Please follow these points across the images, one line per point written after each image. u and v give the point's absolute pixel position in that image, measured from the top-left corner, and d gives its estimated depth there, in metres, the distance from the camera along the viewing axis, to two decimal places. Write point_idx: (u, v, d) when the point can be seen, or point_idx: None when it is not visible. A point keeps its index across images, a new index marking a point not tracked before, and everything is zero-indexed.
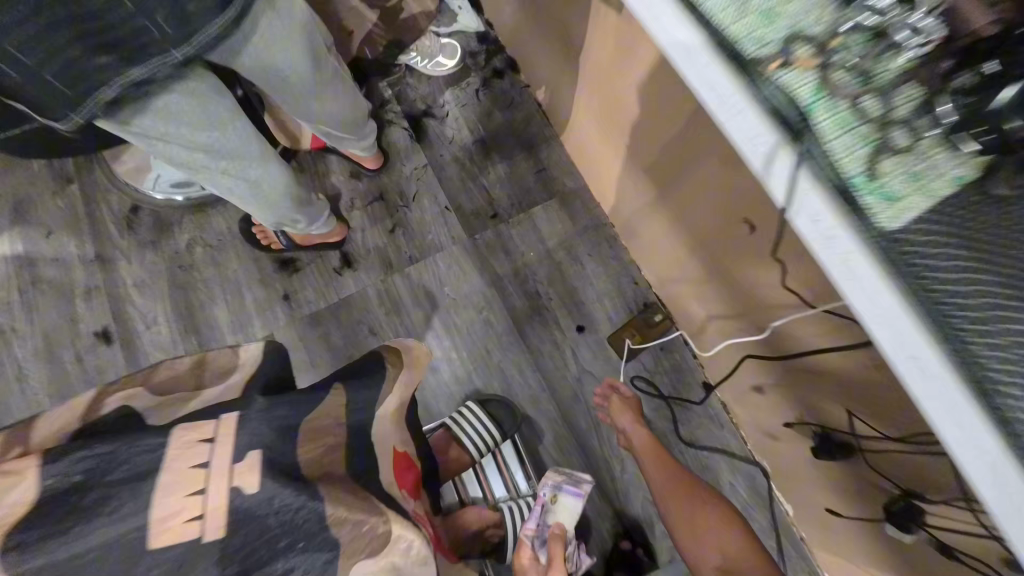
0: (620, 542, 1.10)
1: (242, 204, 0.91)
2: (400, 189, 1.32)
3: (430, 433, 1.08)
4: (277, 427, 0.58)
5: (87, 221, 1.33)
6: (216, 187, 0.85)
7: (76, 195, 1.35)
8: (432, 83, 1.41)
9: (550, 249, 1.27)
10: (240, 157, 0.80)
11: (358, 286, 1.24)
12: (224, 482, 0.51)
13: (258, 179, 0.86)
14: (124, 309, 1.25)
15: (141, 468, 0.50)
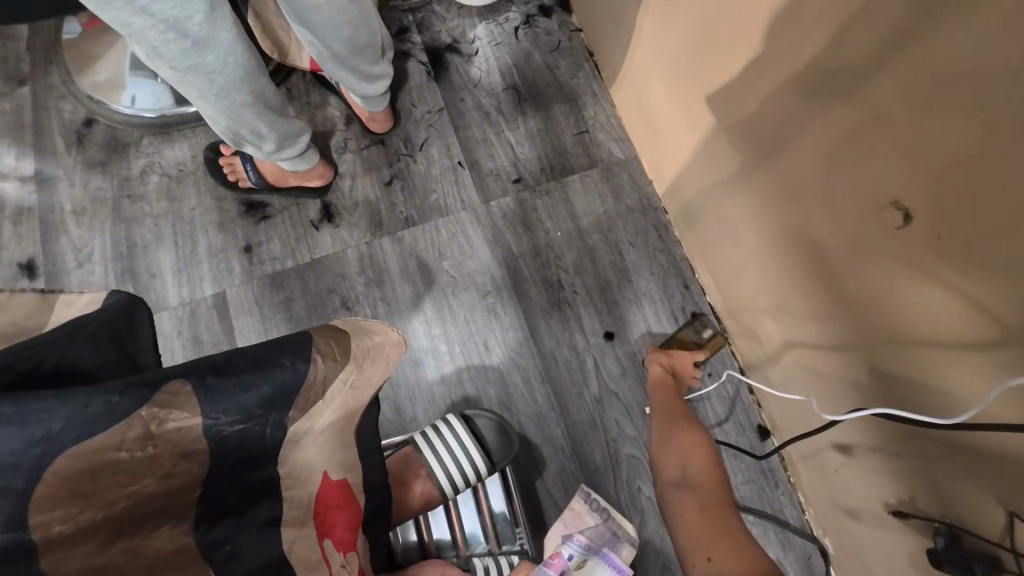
0: None
1: (177, 81, 0.66)
2: (406, 134, 1.06)
3: (389, 453, 0.82)
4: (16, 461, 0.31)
5: (31, 130, 1.11)
6: (134, 39, 0.59)
7: (25, 99, 1.13)
8: (462, 13, 1.15)
9: (583, 230, 1.00)
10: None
11: (337, 245, 0.99)
12: None
13: (203, 39, 0.61)
14: (55, 239, 1.02)
15: None
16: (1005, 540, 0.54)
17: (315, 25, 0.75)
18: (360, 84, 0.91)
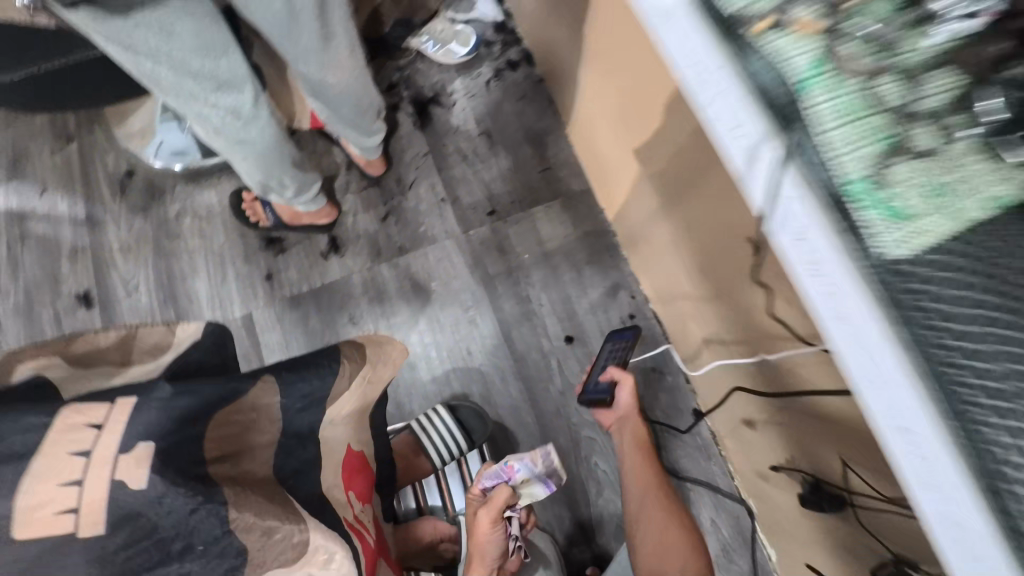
0: (587, 568, 1.04)
1: (229, 148, 0.88)
2: (399, 175, 1.27)
3: (392, 434, 1.03)
4: (181, 418, 0.50)
5: (81, 180, 1.31)
6: (202, 121, 0.82)
7: (74, 154, 1.33)
8: (443, 69, 1.35)
9: (548, 252, 1.21)
10: (232, 91, 0.78)
11: (344, 271, 1.20)
12: (104, 472, 0.44)
13: (251, 118, 0.83)
14: (106, 273, 1.22)
15: (14, 450, 0.44)
16: (843, 482, 0.75)
17: (331, 100, 0.97)
18: (364, 139, 1.12)
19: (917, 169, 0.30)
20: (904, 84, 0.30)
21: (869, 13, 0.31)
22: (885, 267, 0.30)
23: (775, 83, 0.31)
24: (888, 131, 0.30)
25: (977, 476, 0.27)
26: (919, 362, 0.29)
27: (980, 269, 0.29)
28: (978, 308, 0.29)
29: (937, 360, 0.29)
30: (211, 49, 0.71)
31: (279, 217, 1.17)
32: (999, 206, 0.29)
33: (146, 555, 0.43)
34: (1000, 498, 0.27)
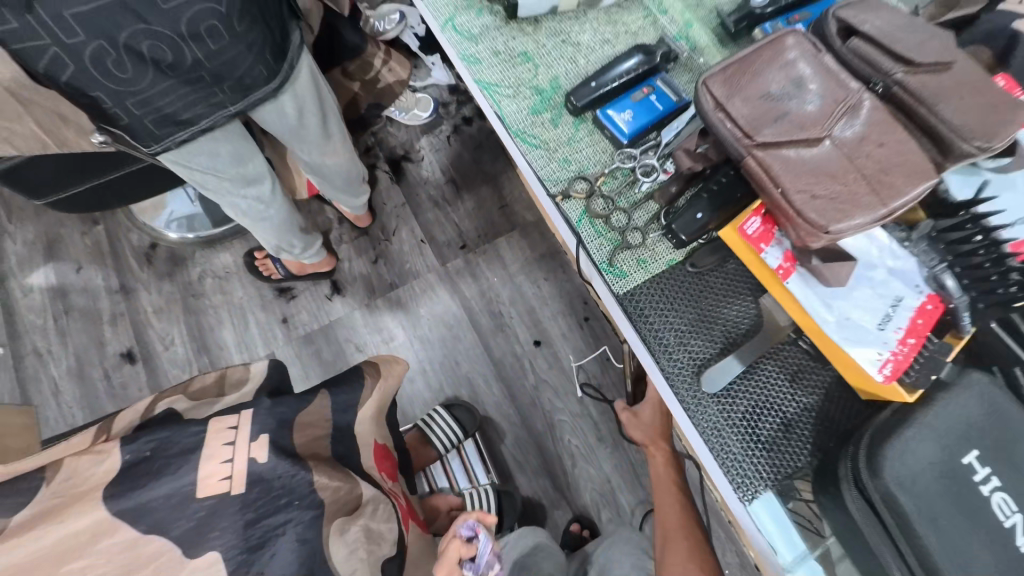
0: (570, 524, 1.27)
1: (252, 223, 1.13)
2: (383, 223, 1.51)
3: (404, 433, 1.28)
4: (278, 419, 0.73)
5: (110, 255, 1.53)
6: (232, 207, 1.07)
7: (101, 234, 1.55)
8: (409, 130, 1.59)
9: (513, 273, 1.45)
10: (255, 181, 1.04)
11: (346, 309, 1.44)
12: (243, 454, 0.67)
13: (269, 200, 1.09)
14: (145, 332, 1.45)
15: (189, 446, 0.66)
16: None
17: (328, 174, 1.19)
18: (351, 199, 1.32)
19: (622, 264, 0.64)
20: (615, 216, 0.65)
21: (597, 173, 0.67)
22: (617, 299, 0.64)
23: (550, 195, 0.67)
24: (606, 240, 0.65)
25: (669, 411, 0.61)
26: (639, 351, 0.62)
27: (651, 311, 0.64)
28: (659, 332, 0.62)
29: (653, 350, 0.62)
30: (243, 157, 0.98)
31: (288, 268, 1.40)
32: (658, 281, 0.64)
33: (267, 505, 0.65)
34: (681, 423, 0.60)
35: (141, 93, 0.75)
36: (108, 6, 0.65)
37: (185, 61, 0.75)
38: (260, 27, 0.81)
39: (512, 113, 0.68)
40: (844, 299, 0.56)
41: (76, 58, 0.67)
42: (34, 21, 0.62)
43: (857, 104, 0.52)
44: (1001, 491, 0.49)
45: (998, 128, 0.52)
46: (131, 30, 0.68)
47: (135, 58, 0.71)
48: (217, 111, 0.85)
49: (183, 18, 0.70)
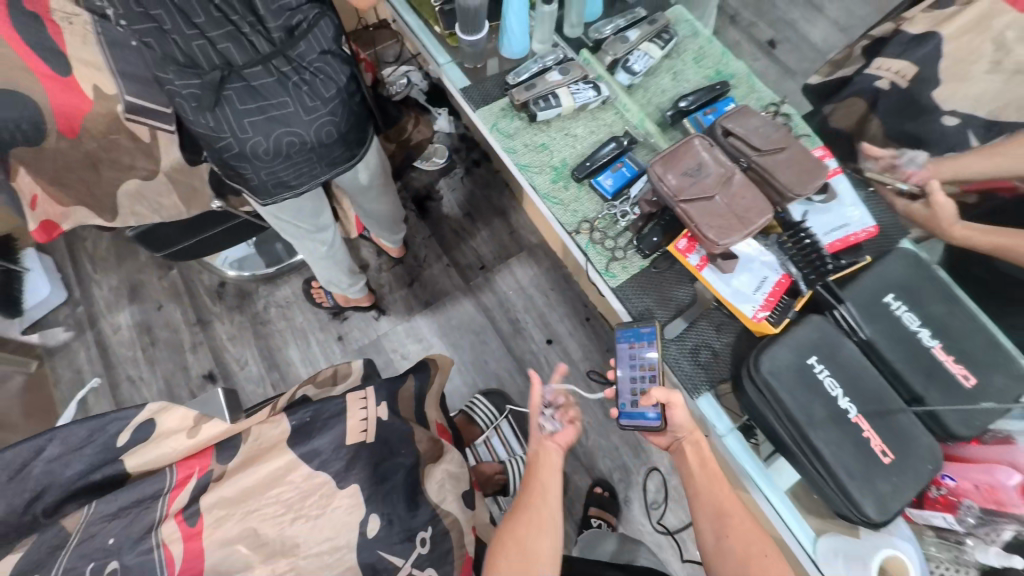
0: (594, 487, 1.57)
1: (319, 264, 1.36)
2: (415, 253, 1.82)
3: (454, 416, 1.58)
4: (388, 393, 1.04)
5: (187, 294, 1.76)
6: (304, 250, 1.30)
7: (177, 278, 1.77)
8: (430, 174, 1.92)
9: (524, 286, 1.78)
10: (324, 229, 1.27)
11: (391, 325, 1.74)
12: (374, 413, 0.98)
13: (333, 244, 1.33)
14: (223, 356, 1.69)
15: (336, 410, 0.96)
16: None
17: (376, 218, 1.47)
18: (393, 237, 1.60)
19: (616, 259, 0.83)
20: (607, 222, 0.85)
21: (589, 194, 0.87)
22: (610, 283, 0.82)
23: (559, 214, 0.87)
24: (603, 243, 0.84)
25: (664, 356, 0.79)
26: (632, 317, 0.82)
27: (642, 284, 0.82)
28: (647, 301, 0.82)
29: (641, 318, 0.81)
30: (317, 212, 1.21)
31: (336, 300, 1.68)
32: (645, 265, 0.83)
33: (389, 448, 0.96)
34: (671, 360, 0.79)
35: (271, 169, 0.92)
36: (272, 116, 0.84)
37: (308, 153, 0.93)
38: (358, 131, 1.01)
39: (523, 158, 0.90)
40: (729, 285, 0.77)
41: (240, 146, 0.86)
42: (223, 119, 0.82)
43: (731, 175, 0.76)
44: (829, 375, 0.73)
45: (807, 181, 0.76)
46: (280, 131, 0.86)
47: (276, 149, 0.89)
48: (314, 178, 1.00)
49: (313, 127, 0.89)
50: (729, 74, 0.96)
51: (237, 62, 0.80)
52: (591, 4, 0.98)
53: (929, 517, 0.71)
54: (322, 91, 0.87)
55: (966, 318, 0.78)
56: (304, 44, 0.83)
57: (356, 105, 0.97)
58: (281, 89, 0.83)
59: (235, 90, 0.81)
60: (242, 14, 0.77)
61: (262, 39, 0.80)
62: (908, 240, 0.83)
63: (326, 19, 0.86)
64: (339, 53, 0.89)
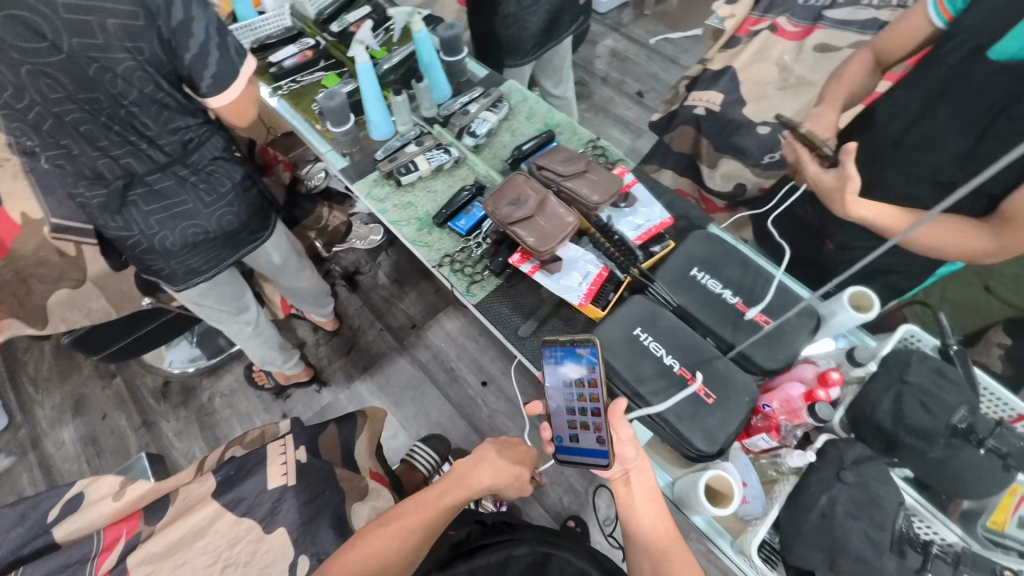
0: (569, 521, 1.61)
1: (247, 345, 1.46)
2: (350, 323, 1.96)
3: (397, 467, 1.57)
4: (310, 438, 1.13)
5: (131, 399, 1.82)
6: (229, 330, 1.40)
7: (120, 384, 1.85)
8: (357, 253, 2.09)
9: (455, 335, 1.91)
10: (246, 309, 1.39)
11: (333, 394, 1.82)
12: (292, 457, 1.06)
13: (257, 323, 1.44)
14: (169, 453, 1.72)
15: (258, 459, 1.05)
16: None
17: (300, 294, 1.59)
18: (322, 310, 1.73)
19: (476, 281, 1.01)
20: (467, 254, 1.04)
21: (450, 235, 1.06)
22: (475, 301, 0.99)
23: (428, 255, 1.05)
24: (465, 270, 1.02)
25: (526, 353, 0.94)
26: (498, 326, 0.97)
27: (501, 298, 0.99)
28: (506, 311, 0.98)
29: (503, 325, 0.97)
30: (238, 294, 1.34)
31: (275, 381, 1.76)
32: (501, 283, 1.01)
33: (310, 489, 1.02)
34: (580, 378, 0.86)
35: (182, 259, 1.10)
36: (175, 213, 1.04)
37: (212, 241, 1.12)
38: (257, 214, 1.21)
39: (394, 216, 1.09)
40: (559, 282, 0.95)
41: (148, 241, 1.04)
42: (130, 220, 1.00)
43: (545, 199, 0.96)
44: (653, 340, 0.88)
45: (603, 194, 0.97)
46: (184, 225, 1.06)
47: (182, 241, 1.08)
48: (218, 265, 1.19)
49: (214, 217, 1.10)
50: (556, 124, 1.20)
51: (139, 171, 0.97)
52: (438, 90, 1.23)
53: (756, 440, 0.84)
54: (218, 187, 1.08)
55: (759, 277, 0.94)
56: (197, 154, 1.03)
57: (254, 196, 1.19)
58: (180, 189, 1.03)
59: (139, 194, 0.99)
60: (139, 136, 0.93)
61: (159, 151, 0.97)
62: (712, 226, 1.03)
63: (217, 133, 1.07)
64: (230, 157, 1.11)
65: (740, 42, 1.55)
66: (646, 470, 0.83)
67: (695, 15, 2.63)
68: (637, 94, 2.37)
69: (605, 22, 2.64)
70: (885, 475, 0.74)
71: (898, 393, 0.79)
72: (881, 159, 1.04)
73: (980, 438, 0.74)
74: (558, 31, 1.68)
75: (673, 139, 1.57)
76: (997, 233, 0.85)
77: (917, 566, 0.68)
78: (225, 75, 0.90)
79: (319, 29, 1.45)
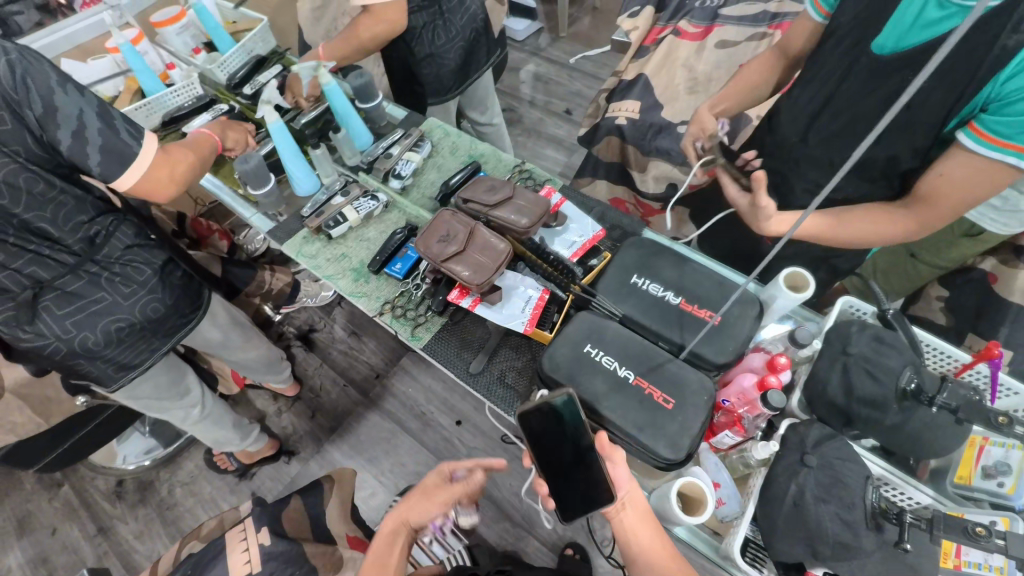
0: (565, 549, 1.55)
1: (197, 428, 1.39)
2: (311, 384, 1.88)
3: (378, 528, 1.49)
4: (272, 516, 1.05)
5: (83, 508, 1.68)
6: (172, 416, 1.32)
7: (69, 492, 1.71)
8: (310, 311, 2.03)
9: (421, 377, 1.87)
10: (188, 392, 1.31)
11: (303, 461, 1.73)
12: (255, 541, 0.98)
13: (205, 404, 1.36)
14: (131, 558, 1.59)
15: (216, 550, 0.97)
16: None
17: (251, 363, 1.51)
18: (277, 375, 1.65)
19: (422, 323, 0.99)
20: (407, 298, 1.01)
21: (388, 282, 1.04)
22: (423, 345, 0.97)
23: (370, 306, 1.01)
24: (409, 315, 0.99)
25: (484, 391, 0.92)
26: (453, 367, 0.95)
27: (449, 337, 0.98)
28: (455, 349, 0.96)
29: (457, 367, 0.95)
30: (176, 380, 1.27)
31: (239, 461, 1.66)
32: (446, 322, 0.99)
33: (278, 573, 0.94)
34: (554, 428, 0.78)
35: (109, 355, 1.06)
36: (91, 311, 1.01)
37: (139, 331, 1.09)
38: (186, 295, 1.18)
39: (328, 272, 1.06)
40: (503, 312, 0.95)
41: (68, 345, 1.00)
42: (44, 326, 0.96)
43: (474, 232, 0.96)
44: (605, 354, 0.86)
45: (532, 217, 0.96)
46: (105, 322, 1.02)
47: (107, 338, 1.04)
48: (153, 351, 1.14)
49: (137, 308, 1.07)
50: (480, 154, 1.21)
51: (46, 277, 0.94)
52: (358, 138, 1.22)
53: (721, 438, 0.83)
54: (135, 276, 1.06)
55: (697, 274, 0.94)
56: (105, 247, 1.01)
57: (178, 279, 1.16)
58: (94, 286, 1.00)
59: (51, 299, 0.96)
60: (36, 240, 0.91)
61: (64, 253, 0.95)
62: (647, 231, 1.06)
63: (124, 222, 1.06)
64: (143, 243, 1.09)
65: (648, 52, 1.62)
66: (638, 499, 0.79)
67: (608, 32, 2.75)
68: (566, 112, 2.43)
69: (524, 48, 2.73)
70: (847, 451, 0.74)
71: (844, 365, 0.80)
72: (793, 154, 1.08)
73: (929, 396, 0.74)
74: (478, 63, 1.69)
75: (601, 149, 1.61)
76: (913, 213, 0.88)
77: (895, 538, 0.68)
78: (118, 152, 0.87)
79: (231, 94, 1.42)
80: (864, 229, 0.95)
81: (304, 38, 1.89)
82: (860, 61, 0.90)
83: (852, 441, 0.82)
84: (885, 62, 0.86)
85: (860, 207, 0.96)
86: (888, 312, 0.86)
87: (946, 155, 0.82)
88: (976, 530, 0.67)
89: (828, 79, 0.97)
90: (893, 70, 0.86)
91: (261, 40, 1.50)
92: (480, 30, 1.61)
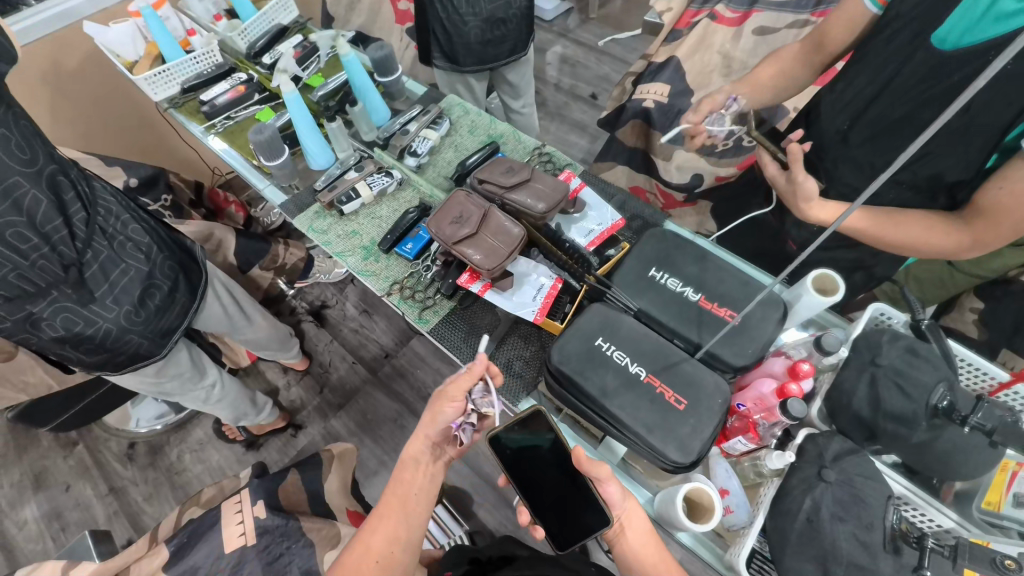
0: None
1: (217, 409, 1.40)
2: (320, 359, 1.89)
3: None
4: (269, 490, 1.05)
5: (96, 468, 1.72)
6: (190, 399, 1.34)
7: (82, 452, 1.75)
8: (322, 287, 2.03)
9: (429, 359, 1.85)
10: (201, 370, 1.30)
11: (308, 435, 1.74)
12: (250, 514, 0.97)
13: (218, 380, 1.35)
14: (140, 519, 1.63)
15: (213, 519, 0.96)
16: None
17: (263, 339, 1.51)
18: (287, 352, 1.64)
19: (430, 305, 0.97)
20: (416, 280, 0.99)
21: (398, 263, 1.01)
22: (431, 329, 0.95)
23: (379, 285, 0.99)
24: (418, 296, 0.97)
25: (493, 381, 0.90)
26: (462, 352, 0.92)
27: (459, 322, 0.95)
28: (464, 336, 0.94)
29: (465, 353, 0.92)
30: (194, 360, 1.27)
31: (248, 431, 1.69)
32: (455, 305, 0.97)
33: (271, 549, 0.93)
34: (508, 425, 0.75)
35: (152, 324, 1.09)
36: (125, 280, 1.04)
37: (168, 296, 1.13)
38: (181, 252, 1.19)
39: (338, 248, 1.04)
40: (512, 300, 0.93)
41: (116, 321, 1.03)
42: (92, 306, 0.99)
43: (487, 214, 0.92)
44: (617, 350, 0.83)
45: (551, 203, 0.93)
46: (139, 289, 1.06)
47: (142, 304, 1.07)
48: (179, 313, 1.16)
49: (157, 271, 1.10)
50: (499, 134, 1.17)
51: (80, 257, 0.96)
52: (375, 113, 1.20)
53: (733, 444, 0.79)
54: (138, 238, 1.07)
55: (719, 270, 0.90)
56: (102, 212, 1.01)
57: (167, 237, 1.17)
58: (115, 256, 1.02)
59: (91, 276, 0.98)
60: (64, 213, 0.92)
61: (78, 224, 0.95)
62: (670, 222, 1.01)
63: (99, 186, 1.05)
64: (126, 208, 1.08)
65: (680, 35, 1.54)
66: (635, 511, 0.76)
67: (639, 14, 2.65)
68: (591, 96, 2.36)
69: (552, 28, 2.65)
70: (869, 469, 0.70)
71: (871, 377, 0.76)
72: (829, 152, 1.02)
73: (963, 415, 0.69)
74: (497, 59, 1.62)
75: (624, 135, 1.55)
76: (968, 228, 0.84)
77: (915, 564, 0.64)
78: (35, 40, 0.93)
79: (250, 63, 1.40)
80: (915, 235, 0.91)
81: (328, 9, 1.85)
82: (913, 57, 0.84)
83: (872, 456, 0.77)
84: (940, 55, 0.80)
85: (915, 213, 0.91)
86: (924, 323, 0.81)
87: (1009, 168, 0.76)
88: (1006, 563, 0.60)
89: (874, 71, 0.91)
90: (950, 71, 0.79)
91: (282, 10, 1.47)
92: (514, 13, 1.53)
